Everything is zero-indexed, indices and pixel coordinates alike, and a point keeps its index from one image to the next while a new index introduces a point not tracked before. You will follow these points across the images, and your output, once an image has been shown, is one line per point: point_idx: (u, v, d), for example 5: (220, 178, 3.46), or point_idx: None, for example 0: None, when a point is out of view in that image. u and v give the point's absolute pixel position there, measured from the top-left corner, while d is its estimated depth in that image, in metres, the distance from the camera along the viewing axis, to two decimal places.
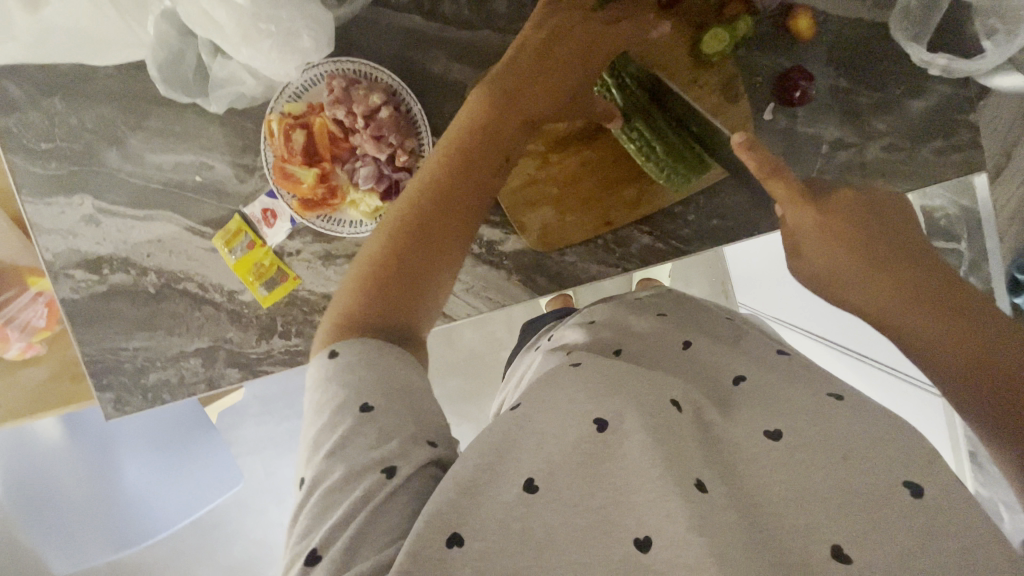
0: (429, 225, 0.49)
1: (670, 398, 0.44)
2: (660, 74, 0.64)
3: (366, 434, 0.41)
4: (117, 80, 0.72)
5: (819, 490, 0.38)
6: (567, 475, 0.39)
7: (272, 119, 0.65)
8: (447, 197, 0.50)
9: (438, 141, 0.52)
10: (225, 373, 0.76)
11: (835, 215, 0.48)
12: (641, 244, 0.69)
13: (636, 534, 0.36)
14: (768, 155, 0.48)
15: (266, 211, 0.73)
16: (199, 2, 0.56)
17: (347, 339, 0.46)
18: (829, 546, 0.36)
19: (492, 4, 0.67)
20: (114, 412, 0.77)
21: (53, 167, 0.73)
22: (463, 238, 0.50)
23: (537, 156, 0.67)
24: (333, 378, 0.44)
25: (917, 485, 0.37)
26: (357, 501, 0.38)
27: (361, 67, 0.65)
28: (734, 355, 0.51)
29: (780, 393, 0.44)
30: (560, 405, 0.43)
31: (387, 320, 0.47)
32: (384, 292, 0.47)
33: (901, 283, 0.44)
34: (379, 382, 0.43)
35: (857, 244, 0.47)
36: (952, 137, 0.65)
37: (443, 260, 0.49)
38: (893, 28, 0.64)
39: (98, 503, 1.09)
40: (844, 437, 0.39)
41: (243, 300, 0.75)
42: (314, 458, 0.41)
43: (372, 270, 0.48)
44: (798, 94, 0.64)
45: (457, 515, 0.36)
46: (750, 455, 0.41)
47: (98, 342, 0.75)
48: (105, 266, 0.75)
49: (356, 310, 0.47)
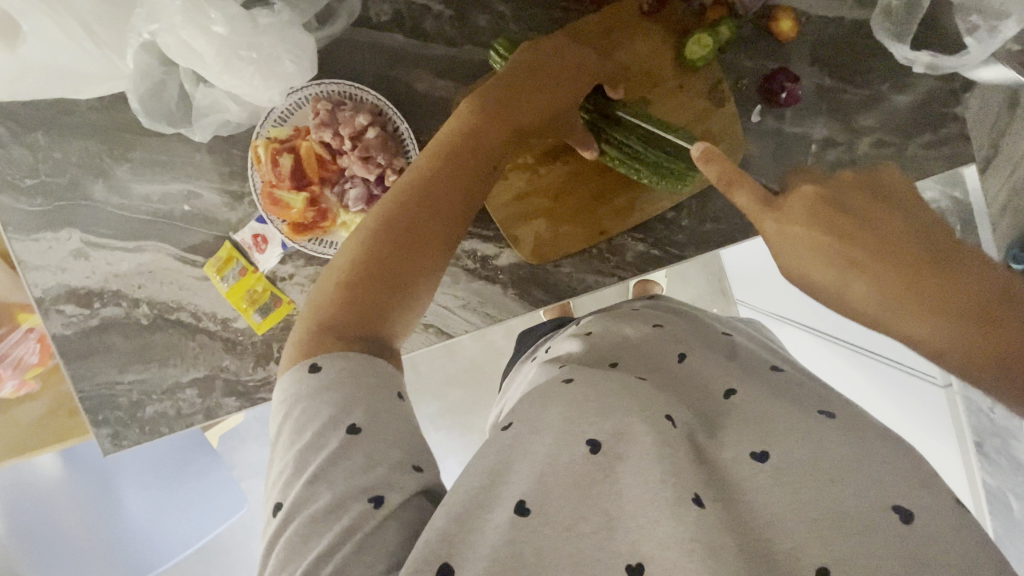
0: (410, 239, 0.49)
1: (664, 413, 0.44)
2: (646, 82, 0.64)
3: (351, 459, 0.41)
4: (100, 113, 0.71)
5: (805, 509, 0.37)
6: (558, 499, 0.39)
7: (258, 144, 0.65)
8: (430, 209, 0.51)
9: (422, 155, 0.54)
10: (222, 402, 0.75)
11: (796, 215, 0.45)
12: (635, 251, 0.69)
13: (627, 559, 0.36)
14: (729, 167, 0.47)
15: (256, 236, 0.72)
16: (177, 32, 0.55)
17: (326, 352, 0.45)
18: (815, 569, 0.35)
19: (474, 19, 0.66)
20: (111, 447, 0.76)
21: (40, 203, 0.72)
22: (446, 249, 0.51)
23: (526, 168, 0.67)
24: (317, 393, 0.43)
25: (907, 511, 0.37)
26: (343, 532, 0.38)
27: (346, 89, 0.64)
28: (726, 367, 0.52)
29: (766, 407, 0.45)
30: (552, 424, 0.43)
31: (366, 332, 0.47)
32: (363, 305, 0.47)
33: (891, 270, 0.41)
34: (369, 403, 0.43)
35: (838, 238, 0.43)
36: (940, 130, 0.66)
37: (426, 270, 0.50)
38: (875, 26, 0.64)
39: (93, 541, 1.07)
40: (832, 459, 0.40)
41: (237, 327, 0.74)
42: (293, 484, 0.41)
43: (355, 283, 0.48)
44: (784, 95, 0.64)
45: (446, 548, 0.36)
46: (739, 477, 0.41)
47: (92, 378, 0.74)
48: (97, 300, 0.74)
49: (333, 323, 0.47)
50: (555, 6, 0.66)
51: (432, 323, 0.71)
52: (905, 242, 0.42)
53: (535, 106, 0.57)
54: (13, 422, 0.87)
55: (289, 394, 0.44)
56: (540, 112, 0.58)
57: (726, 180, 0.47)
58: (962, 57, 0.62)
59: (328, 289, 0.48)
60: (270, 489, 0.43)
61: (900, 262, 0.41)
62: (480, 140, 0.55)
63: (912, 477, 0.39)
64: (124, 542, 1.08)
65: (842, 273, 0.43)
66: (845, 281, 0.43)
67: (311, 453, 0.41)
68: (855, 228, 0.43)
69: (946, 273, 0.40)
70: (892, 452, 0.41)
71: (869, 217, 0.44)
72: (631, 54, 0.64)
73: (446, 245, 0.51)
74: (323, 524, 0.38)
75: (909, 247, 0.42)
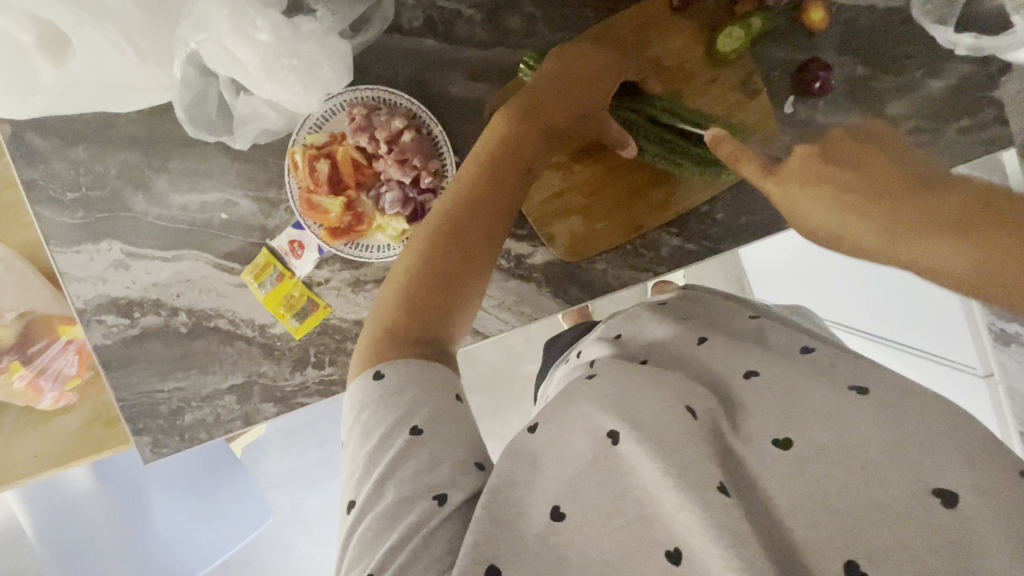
0: (458, 244, 0.51)
1: (684, 405, 0.42)
2: (679, 77, 0.64)
3: (416, 458, 0.41)
4: (140, 125, 0.73)
5: (832, 500, 0.36)
6: (590, 497, 0.39)
7: (296, 150, 0.66)
8: (474, 211, 0.52)
9: (464, 162, 0.55)
10: (261, 408, 0.76)
11: (796, 176, 0.44)
12: (670, 246, 0.69)
13: (666, 546, 0.37)
14: (726, 142, 0.47)
15: (293, 242, 0.73)
16: (221, 41, 0.56)
17: (391, 358, 0.46)
18: (841, 561, 0.35)
19: (504, 21, 0.67)
20: (151, 455, 0.76)
21: (81, 215, 0.74)
22: (494, 246, 0.52)
23: (560, 166, 0.67)
24: (383, 399, 0.44)
25: (951, 493, 0.34)
26: (412, 526, 0.39)
27: (380, 94, 0.65)
28: (749, 350, 0.47)
29: (788, 391, 0.41)
30: (576, 420, 0.43)
31: (425, 336, 0.48)
32: (421, 311, 0.48)
33: (898, 205, 0.37)
34: (430, 407, 0.44)
35: (838, 186, 0.41)
36: (979, 115, 0.65)
37: (478, 268, 0.51)
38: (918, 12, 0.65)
39: (126, 553, 1.08)
40: (861, 443, 0.37)
41: (274, 332, 0.75)
42: (365, 481, 0.42)
43: (413, 287, 0.49)
44: (818, 85, 0.64)
45: (492, 546, 0.37)
46: (761, 463, 0.39)
47: (133, 386, 0.75)
48: (136, 309, 0.75)
49: (393, 329, 0.48)
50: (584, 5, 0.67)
51: None
52: (907, 179, 0.38)
53: (567, 107, 0.58)
54: (50, 432, 0.88)
55: (357, 401, 0.45)
56: (566, 113, 0.58)
57: (734, 162, 0.48)
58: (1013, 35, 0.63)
59: (389, 297, 0.49)
60: (344, 487, 0.44)
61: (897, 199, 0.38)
62: (517, 144, 0.56)
63: (960, 454, 0.35)
64: (157, 552, 1.09)
65: (842, 219, 0.40)
66: (845, 227, 0.40)
67: (380, 453, 0.42)
68: (834, 171, 0.42)
69: (960, 196, 0.35)
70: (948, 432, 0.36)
71: (846, 162, 0.42)
72: (664, 50, 0.64)
73: (494, 242, 0.52)
74: (393, 520, 0.39)
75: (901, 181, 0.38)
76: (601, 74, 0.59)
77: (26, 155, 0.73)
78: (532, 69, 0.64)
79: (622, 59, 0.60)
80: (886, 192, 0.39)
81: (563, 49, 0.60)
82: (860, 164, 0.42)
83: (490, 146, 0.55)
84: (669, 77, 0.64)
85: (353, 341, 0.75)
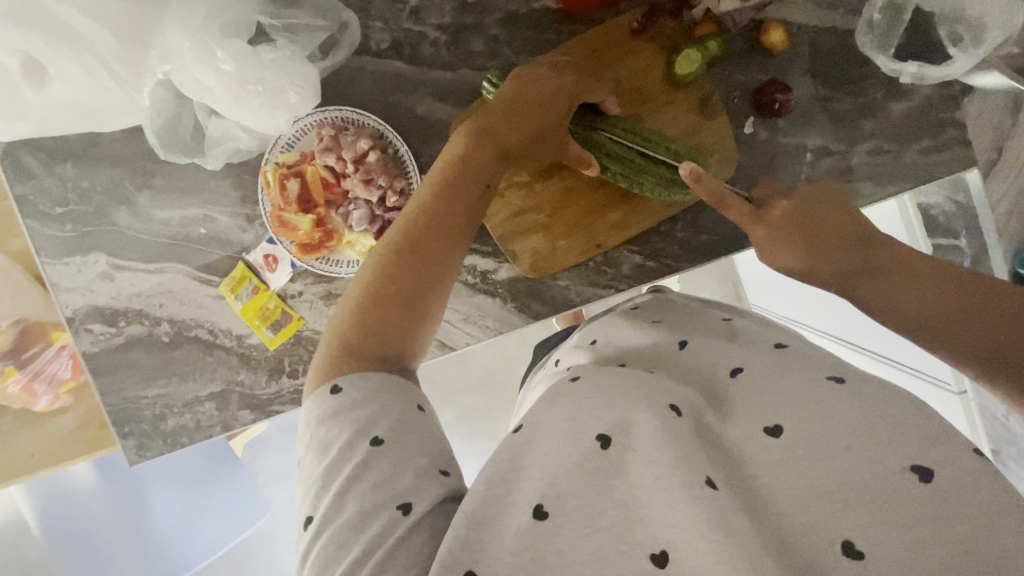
0: (416, 262, 0.51)
1: (668, 403, 0.44)
2: (639, 98, 0.66)
3: (378, 468, 0.43)
4: (124, 143, 0.76)
5: (825, 483, 0.37)
6: (575, 497, 0.40)
7: (268, 169, 0.68)
8: (435, 226, 0.53)
9: (424, 178, 0.56)
10: (238, 415, 0.79)
11: (775, 220, 0.57)
12: (632, 264, 0.70)
13: (651, 548, 0.37)
14: (714, 185, 0.58)
15: (267, 256, 0.76)
16: (189, 70, 0.58)
17: (349, 372, 0.47)
18: (839, 542, 0.36)
19: (468, 43, 0.69)
20: (137, 458, 0.80)
21: (69, 229, 0.77)
22: (455, 260, 0.53)
23: (522, 185, 0.69)
24: (340, 412, 0.46)
25: (926, 469, 0.36)
26: (374, 539, 0.40)
27: (348, 115, 0.68)
28: (728, 347, 0.51)
29: (775, 378, 0.45)
30: (561, 423, 0.44)
31: (382, 352, 0.49)
32: (378, 328, 0.49)
33: (846, 255, 0.54)
34: (393, 417, 0.45)
35: (807, 233, 0.56)
36: (940, 135, 0.65)
37: (437, 282, 0.52)
38: (860, 41, 0.64)
39: (129, 544, 1.13)
40: (846, 424, 0.39)
41: (250, 343, 0.78)
42: (322, 497, 0.43)
43: (370, 301, 0.50)
44: (776, 107, 0.64)
45: (470, 552, 0.38)
46: (751, 454, 0.41)
47: (119, 392, 0.79)
48: (122, 319, 0.78)
49: (350, 346, 0.49)
50: (546, 27, 0.68)
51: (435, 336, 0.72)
52: (850, 233, 0.55)
53: (523, 128, 0.59)
54: (47, 433, 0.92)
55: (314, 415, 0.47)
56: (523, 132, 0.59)
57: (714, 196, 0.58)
58: (952, 66, 0.62)
59: (346, 312, 0.50)
60: (301, 504, 0.45)
61: (875, 256, 0.53)
62: (474, 160, 0.57)
63: (931, 430, 0.38)
64: (159, 545, 1.14)
65: (808, 261, 0.55)
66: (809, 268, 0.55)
67: (336, 470, 0.43)
68: (832, 227, 0.56)
69: (880, 249, 0.53)
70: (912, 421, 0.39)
71: (835, 218, 0.56)
72: (625, 72, 0.65)
73: (454, 256, 0.53)
74: (353, 534, 0.41)
75: (846, 234, 0.55)
76: (554, 94, 0.60)
77: (17, 171, 0.76)
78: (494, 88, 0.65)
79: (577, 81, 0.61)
80: (839, 242, 0.55)
81: (522, 70, 0.61)
82: (822, 217, 0.56)
83: (450, 161, 0.57)
84: (629, 98, 0.66)
85: None
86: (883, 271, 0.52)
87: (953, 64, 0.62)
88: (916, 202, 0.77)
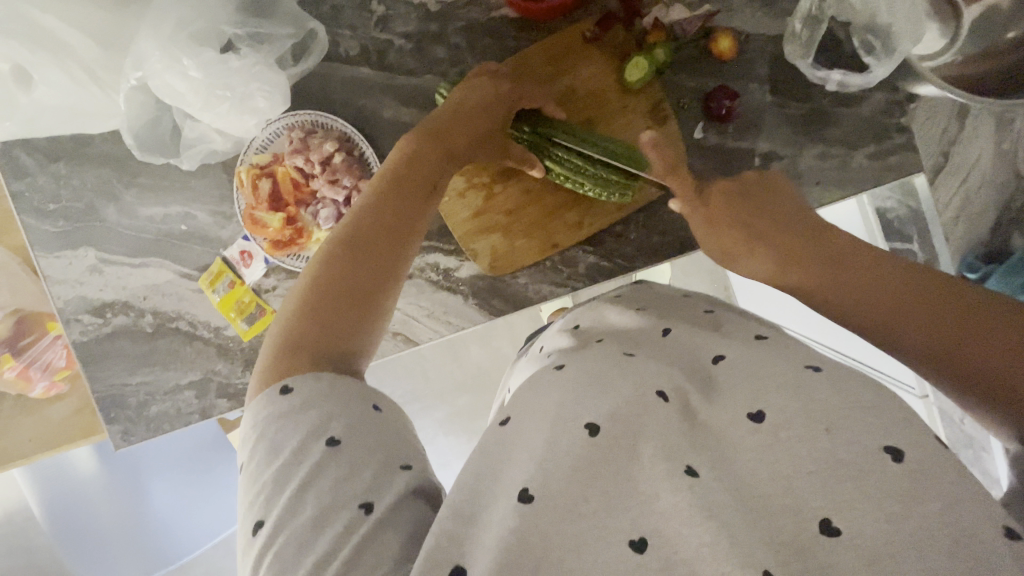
0: (361, 261, 0.51)
1: (654, 390, 0.43)
2: (591, 103, 0.69)
3: (336, 468, 0.41)
4: (112, 144, 0.80)
5: (802, 464, 0.37)
6: (561, 481, 0.38)
7: (242, 170, 0.72)
8: (383, 222, 0.54)
9: (370, 178, 0.58)
10: (216, 403, 0.82)
11: (717, 202, 0.61)
12: (588, 263, 0.72)
13: (630, 535, 0.36)
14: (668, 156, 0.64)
15: (243, 252, 0.80)
16: (161, 76, 0.63)
17: (299, 370, 0.46)
18: (817, 520, 0.35)
19: (432, 51, 0.72)
20: (121, 442, 0.83)
21: (61, 224, 0.82)
22: (404, 255, 0.54)
23: (481, 187, 0.72)
24: (290, 412, 0.44)
25: (898, 449, 0.36)
26: (335, 541, 0.37)
27: (315, 118, 0.71)
28: (709, 335, 0.50)
29: (758, 365, 0.43)
30: (548, 411, 0.43)
31: (329, 352, 0.48)
32: (324, 328, 0.48)
33: (791, 243, 0.54)
34: (348, 417, 0.44)
35: (749, 220, 0.58)
36: (887, 142, 0.68)
37: (387, 277, 0.52)
38: (788, 50, 0.67)
39: (126, 528, 1.19)
40: (826, 405, 0.39)
41: (227, 334, 0.81)
42: (276, 499, 0.40)
43: (319, 297, 0.49)
44: (725, 111, 0.67)
45: (455, 546, 0.36)
46: (734, 439, 0.40)
47: (105, 379, 0.82)
48: (109, 310, 0.82)
49: (292, 347, 0.47)
50: (506, 37, 0.71)
51: (400, 331, 0.76)
52: (794, 224, 0.56)
53: (465, 129, 0.62)
54: (43, 418, 0.97)
55: (262, 417, 0.44)
56: (468, 136, 0.63)
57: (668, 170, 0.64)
58: (870, 74, 0.64)
59: (293, 310, 0.49)
60: (249, 508, 0.41)
61: (842, 260, 0.49)
62: (422, 164, 0.59)
63: (901, 416, 0.38)
64: (154, 530, 1.20)
65: (749, 246, 0.56)
66: (750, 254, 0.56)
67: (295, 467, 0.41)
68: (774, 212, 0.58)
69: (827, 239, 0.53)
70: (879, 402, 0.39)
71: (778, 205, 0.59)
72: (578, 79, 0.69)
73: (404, 252, 0.54)
74: (314, 532, 0.38)
75: (792, 225, 0.56)
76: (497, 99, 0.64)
77: (13, 169, 0.81)
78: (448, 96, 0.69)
79: (520, 87, 0.65)
80: (782, 231, 0.56)
81: (470, 80, 0.65)
82: (761, 206, 0.59)
83: (398, 162, 0.59)
84: (581, 103, 0.69)
85: None
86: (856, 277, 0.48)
87: (871, 73, 0.64)
88: (874, 205, 0.78)
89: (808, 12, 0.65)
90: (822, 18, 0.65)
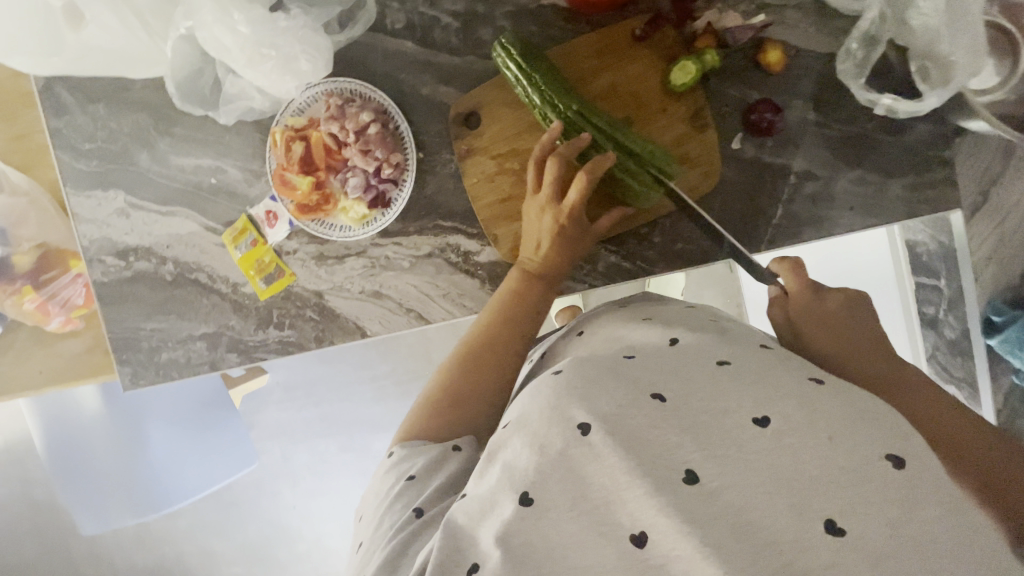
0: (491, 355, 0.57)
1: (653, 392, 0.43)
2: (631, 101, 0.69)
3: (406, 494, 0.48)
4: (152, 91, 0.81)
5: (805, 469, 0.36)
6: (557, 484, 0.40)
7: (277, 130, 0.74)
8: (503, 317, 0.60)
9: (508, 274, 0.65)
10: (225, 357, 0.83)
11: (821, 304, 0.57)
12: (608, 262, 0.72)
13: (631, 530, 0.37)
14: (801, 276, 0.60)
15: (268, 212, 0.80)
16: (210, 30, 0.64)
17: (408, 438, 0.53)
18: (821, 520, 0.34)
19: (478, 32, 0.72)
20: (130, 384, 0.85)
21: (95, 164, 0.83)
22: (514, 348, 0.59)
23: (513, 173, 0.72)
24: (392, 466, 0.52)
25: (899, 457, 0.36)
26: None
27: (356, 88, 0.73)
28: (717, 341, 0.48)
29: (765, 374, 0.43)
30: (541, 412, 0.43)
31: (439, 428, 0.53)
32: (450, 406, 0.55)
33: (874, 354, 0.53)
34: (427, 457, 0.50)
35: (840, 324, 0.55)
36: (927, 173, 0.68)
37: (495, 366, 0.57)
38: (839, 68, 0.66)
39: (122, 474, 1.18)
40: (827, 418, 0.38)
41: (244, 291, 0.82)
42: (370, 519, 0.50)
43: (440, 381, 0.57)
44: (765, 125, 0.67)
45: (460, 554, 0.42)
46: (740, 440, 0.39)
47: (121, 321, 0.84)
48: (132, 255, 0.83)
49: (427, 416, 0.54)
50: (552, 25, 0.71)
51: (414, 308, 0.77)
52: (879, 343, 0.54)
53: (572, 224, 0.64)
54: (58, 353, 0.98)
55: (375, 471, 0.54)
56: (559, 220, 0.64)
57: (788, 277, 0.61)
58: (921, 102, 0.63)
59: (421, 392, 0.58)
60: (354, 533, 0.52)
61: (946, 408, 0.47)
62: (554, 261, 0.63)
63: (895, 428, 0.38)
64: (149, 481, 1.19)
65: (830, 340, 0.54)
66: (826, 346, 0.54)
67: None
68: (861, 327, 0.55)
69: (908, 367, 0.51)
70: (876, 416, 0.39)
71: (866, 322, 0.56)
72: (622, 76, 0.68)
73: (514, 346, 0.59)
74: None
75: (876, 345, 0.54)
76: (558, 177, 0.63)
77: (53, 105, 0.82)
78: (506, 49, 0.67)
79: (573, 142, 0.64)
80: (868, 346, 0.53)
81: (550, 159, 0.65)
82: (857, 321, 0.56)
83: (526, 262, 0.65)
84: (621, 100, 0.69)
85: (310, 309, 0.80)
86: (912, 390, 0.49)
87: (922, 101, 0.63)
88: (904, 236, 0.78)
89: (866, 32, 0.63)
90: (881, 38, 0.64)
